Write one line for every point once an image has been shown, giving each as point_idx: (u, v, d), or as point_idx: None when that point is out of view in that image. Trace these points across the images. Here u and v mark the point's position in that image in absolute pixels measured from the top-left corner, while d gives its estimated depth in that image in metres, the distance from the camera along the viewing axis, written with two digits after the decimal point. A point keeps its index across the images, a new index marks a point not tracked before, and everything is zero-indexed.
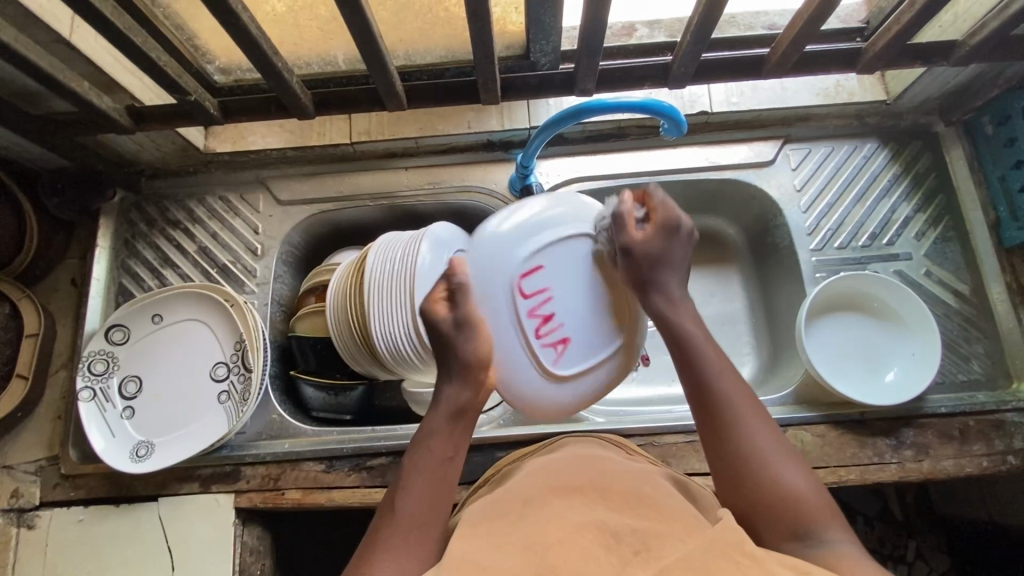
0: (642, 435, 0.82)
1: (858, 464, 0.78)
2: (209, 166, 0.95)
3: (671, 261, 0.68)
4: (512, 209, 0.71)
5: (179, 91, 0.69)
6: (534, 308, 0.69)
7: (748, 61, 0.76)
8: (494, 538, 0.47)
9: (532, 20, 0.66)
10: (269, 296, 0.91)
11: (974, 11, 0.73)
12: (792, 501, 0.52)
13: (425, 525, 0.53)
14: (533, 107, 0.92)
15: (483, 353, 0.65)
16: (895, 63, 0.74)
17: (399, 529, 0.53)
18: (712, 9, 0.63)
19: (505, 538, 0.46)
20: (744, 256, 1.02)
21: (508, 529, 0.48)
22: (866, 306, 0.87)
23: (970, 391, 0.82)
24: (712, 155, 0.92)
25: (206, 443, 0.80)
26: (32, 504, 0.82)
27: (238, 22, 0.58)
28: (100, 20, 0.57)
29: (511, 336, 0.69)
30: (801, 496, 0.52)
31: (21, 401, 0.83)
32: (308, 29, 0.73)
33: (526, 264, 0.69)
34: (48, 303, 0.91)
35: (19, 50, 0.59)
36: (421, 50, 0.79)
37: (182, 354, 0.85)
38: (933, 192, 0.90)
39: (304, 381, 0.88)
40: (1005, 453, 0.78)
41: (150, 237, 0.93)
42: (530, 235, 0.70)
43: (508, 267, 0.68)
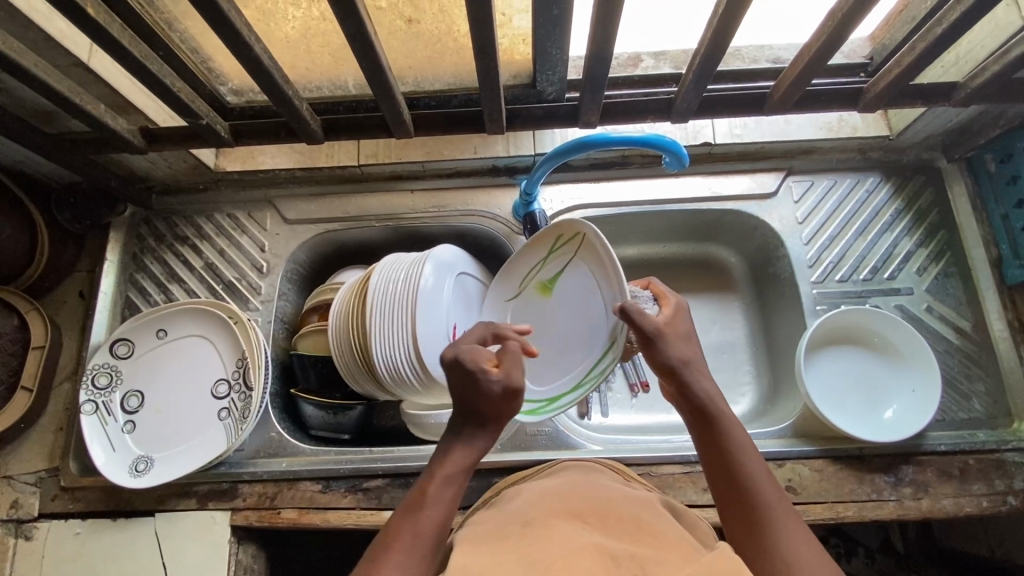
0: (640, 464, 0.82)
1: (856, 500, 0.78)
2: (218, 183, 0.97)
3: (681, 336, 0.64)
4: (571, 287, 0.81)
5: (192, 115, 0.70)
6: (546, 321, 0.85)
7: (750, 97, 0.77)
8: (495, 558, 0.47)
9: (538, 53, 0.67)
10: (273, 313, 0.92)
11: (976, 53, 0.74)
12: (795, 563, 0.48)
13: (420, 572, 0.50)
14: (538, 135, 0.93)
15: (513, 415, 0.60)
16: (896, 103, 0.74)
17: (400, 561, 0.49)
18: (714, 49, 0.64)
19: (505, 557, 0.46)
20: (745, 285, 1.03)
21: (509, 550, 0.48)
22: (866, 340, 0.87)
23: (970, 429, 0.82)
24: (715, 185, 0.93)
25: (205, 460, 0.80)
26: (31, 515, 0.82)
27: (250, 53, 0.59)
28: (118, 48, 0.58)
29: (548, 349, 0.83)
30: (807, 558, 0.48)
31: (23, 413, 0.83)
32: (320, 55, 0.75)
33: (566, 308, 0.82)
34: (55, 315, 0.92)
35: (39, 74, 0.60)
36: (430, 77, 0.81)
37: (184, 370, 0.86)
38: (935, 227, 0.91)
39: (305, 400, 0.88)
40: (1005, 494, 0.77)
41: (158, 252, 0.94)
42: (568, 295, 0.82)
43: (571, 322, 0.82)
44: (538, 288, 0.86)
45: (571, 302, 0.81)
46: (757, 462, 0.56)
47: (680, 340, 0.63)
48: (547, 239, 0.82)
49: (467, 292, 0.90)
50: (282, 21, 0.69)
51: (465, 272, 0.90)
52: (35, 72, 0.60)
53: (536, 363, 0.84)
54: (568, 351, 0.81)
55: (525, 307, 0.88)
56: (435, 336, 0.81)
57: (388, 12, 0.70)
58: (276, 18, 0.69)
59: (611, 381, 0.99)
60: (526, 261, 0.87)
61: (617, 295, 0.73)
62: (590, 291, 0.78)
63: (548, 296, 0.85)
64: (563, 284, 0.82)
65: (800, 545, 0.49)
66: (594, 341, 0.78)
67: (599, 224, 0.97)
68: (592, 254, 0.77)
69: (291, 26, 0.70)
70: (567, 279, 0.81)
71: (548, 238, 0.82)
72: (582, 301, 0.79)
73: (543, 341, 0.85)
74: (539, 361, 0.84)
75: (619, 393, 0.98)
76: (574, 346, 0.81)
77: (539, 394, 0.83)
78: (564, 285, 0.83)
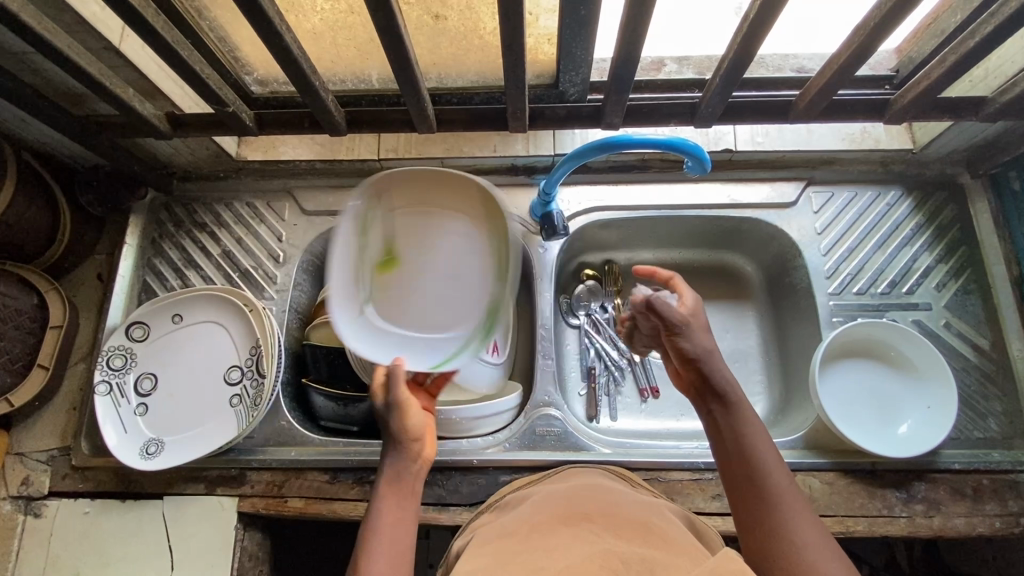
0: (648, 469, 0.82)
1: (866, 515, 0.77)
2: (239, 172, 0.97)
3: (703, 328, 0.66)
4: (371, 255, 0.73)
5: (219, 102, 0.71)
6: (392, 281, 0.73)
7: (774, 105, 0.77)
8: (503, 563, 0.46)
9: (563, 52, 0.67)
10: (287, 302, 0.93)
11: (1005, 69, 0.73)
12: (801, 550, 0.49)
13: None
14: (559, 135, 0.93)
15: (421, 427, 0.66)
16: (923, 116, 0.74)
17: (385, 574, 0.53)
18: (743, 55, 0.64)
19: (513, 562, 0.46)
20: (761, 295, 1.02)
21: (515, 554, 0.48)
22: (882, 355, 0.86)
23: (986, 448, 0.81)
24: (734, 192, 0.93)
25: (215, 446, 0.81)
26: (41, 493, 0.83)
27: (282, 43, 0.60)
28: (151, 33, 0.59)
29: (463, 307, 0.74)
30: (813, 547, 0.49)
31: (39, 391, 0.84)
32: (345, 48, 0.76)
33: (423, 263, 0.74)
34: (74, 296, 0.93)
35: (72, 56, 0.61)
36: (454, 74, 0.81)
37: (198, 356, 0.86)
38: (956, 243, 0.90)
39: (314, 390, 0.88)
40: (1019, 515, 0.76)
41: (176, 238, 0.95)
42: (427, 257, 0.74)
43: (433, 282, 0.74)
44: (359, 247, 0.73)
45: (430, 244, 0.75)
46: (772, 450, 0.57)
47: (701, 333, 0.65)
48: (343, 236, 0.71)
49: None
50: (311, 12, 0.70)
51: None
52: (68, 54, 0.61)
53: (436, 318, 0.74)
54: (468, 288, 0.74)
55: (378, 310, 0.73)
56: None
57: (416, 8, 0.71)
58: (306, 8, 0.69)
59: (622, 385, 0.98)
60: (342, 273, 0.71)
61: (468, 248, 0.75)
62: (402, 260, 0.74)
63: (398, 257, 0.74)
64: (401, 235, 0.75)
65: (808, 533, 0.50)
66: (485, 263, 0.75)
67: (616, 227, 0.97)
68: (416, 192, 0.76)
69: (319, 17, 0.71)
70: (398, 233, 0.75)
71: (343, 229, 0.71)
72: (414, 272, 0.74)
73: (406, 296, 0.73)
74: (462, 308, 0.74)
75: (628, 397, 0.98)
76: (473, 284, 0.75)
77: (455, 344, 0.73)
78: (404, 241, 0.75)
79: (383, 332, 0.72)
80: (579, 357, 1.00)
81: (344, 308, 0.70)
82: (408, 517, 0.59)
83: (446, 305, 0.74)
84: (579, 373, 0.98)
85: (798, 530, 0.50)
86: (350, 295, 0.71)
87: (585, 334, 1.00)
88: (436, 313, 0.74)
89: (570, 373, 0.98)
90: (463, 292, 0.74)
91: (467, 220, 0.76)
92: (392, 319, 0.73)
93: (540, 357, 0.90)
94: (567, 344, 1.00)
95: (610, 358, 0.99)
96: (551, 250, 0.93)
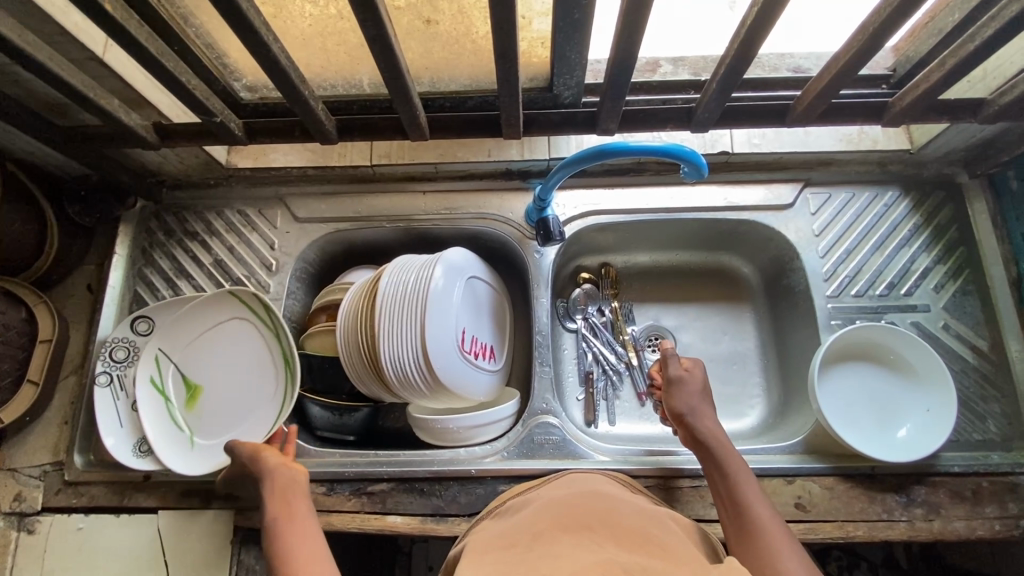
0: (648, 476, 0.81)
1: (866, 519, 0.77)
2: (229, 180, 0.96)
3: (692, 386, 0.76)
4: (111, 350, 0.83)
5: (207, 113, 0.70)
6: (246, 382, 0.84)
7: (772, 108, 0.76)
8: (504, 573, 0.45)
9: (558, 56, 0.66)
10: (281, 312, 0.91)
11: (1004, 69, 0.72)
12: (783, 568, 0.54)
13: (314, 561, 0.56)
14: (553, 140, 0.92)
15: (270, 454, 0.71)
16: (921, 118, 0.73)
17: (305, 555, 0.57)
18: (740, 60, 0.63)
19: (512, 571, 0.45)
20: (759, 296, 1.01)
21: (517, 563, 0.47)
22: (881, 357, 0.85)
23: (984, 450, 0.80)
24: (730, 195, 0.92)
25: (208, 462, 0.80)
26: (33, 509, 0.82)
27: (269, 55, 0.59)
28: (135, 45, 0.57)
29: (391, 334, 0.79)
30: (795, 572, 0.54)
31: (30, 406, 0.83)
32: (336, 53, 0.74)
33: (222, 341, 0.86)
34: (63, 308, 0.92)
35: (55, 70, 0.60)
36: (446, 78, 0.80)
37: (211, 355, 0.85)
38: (955, 243, 0.89)
39: (310, 400, 0.86)
40: (1018, 517, 0.76)
41: (167, 247, 0.94)
42: (199, 340, 0.85)
43: (225, 345, 0.86)
44: (160, 398, 0.82)
45: (218, 358, 0.85)
46: (756, 492, 0.64)
47: (685, 393, 0.75)
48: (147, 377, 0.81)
49: (477, 294, 0.91)
50: (299, 19, 0.69)
51: (473, 276, 0.90)
52: (50, 67, 0.59)
53: (236, 421, 0.83)
54: (257, 385, 0.85)
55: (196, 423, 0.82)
56: (447, 339, 0.81)
57: (406, 12, 0.69)
58: (293, 14, 0.68)
59: (620, 389, 0.97)
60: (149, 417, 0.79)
61: (220, 317, 0.86)
62: (201, 350, 0.85)
63: (199, 384, 0.84)
64: (189, 365, 0.84)
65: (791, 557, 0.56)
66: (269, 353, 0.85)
67: (613, 231, 0.96)
68: (189, 314, 0.84)
69: (308, 24, 0.70)
70: (191, 362, 0.84)
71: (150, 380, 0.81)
72: (205, 361, 0.85)
73: (220, 411, 0.84)
74: (256, 408, 0.84)
75: (627, 401, 0.97)
76: (226, 358, 0.85)
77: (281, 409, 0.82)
78: (193, 368, 0.84)
79: (211, 448, 0.81)
80: (577, 361, 0.99)
81: (172, 449, 0.79)
82: (301, 512, 0.64)
83: (242, 404, 0.84)
84: (577, 377, 0.98)
85: (780, 556, 0.56)
86: (166, 428, 0.80)
87: (582, 338, 0.99)
88: (260, 420, 0.83)
89: (568, 378, 0.98)
90: (228, 366, 0.85)
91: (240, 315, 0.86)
92: (215, 435, 0.82)
93: (538, 364, 0.89)
94: (565, 349, 1.00)
95: (608, 362, 0.98)
96: (547, 254, 0.92)
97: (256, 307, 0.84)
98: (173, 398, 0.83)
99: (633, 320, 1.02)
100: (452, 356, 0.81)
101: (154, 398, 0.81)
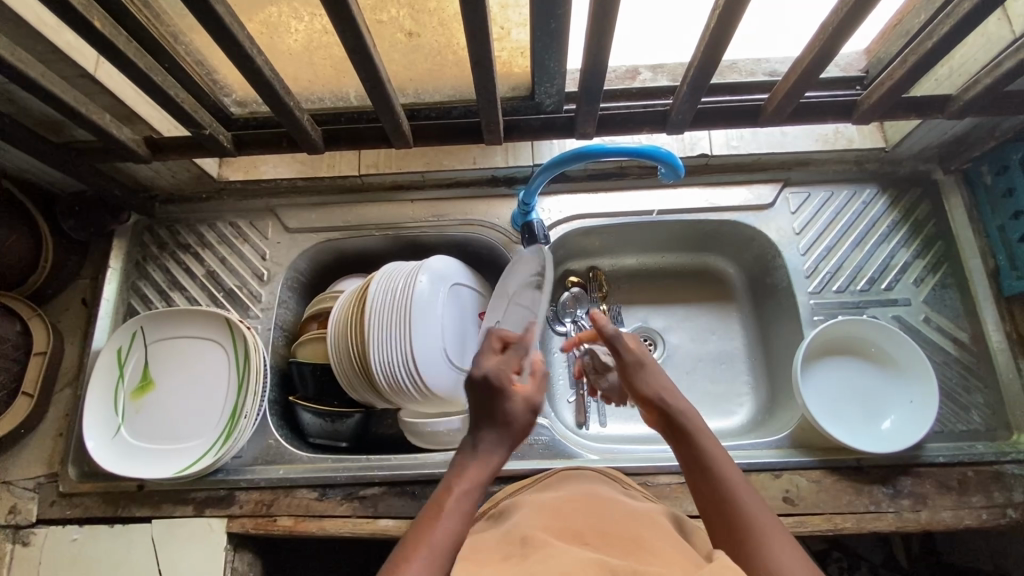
0: (637, 474, 0.82)
1: (854, 512, 0.77)
2: (221, 193, 0.98)
3: (651, 367, 0.68)
4: (110, 339, 0.86)
5: (195, 125, 0.72)
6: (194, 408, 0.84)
7: (745, 109, 0.78)
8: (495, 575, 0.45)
9: (537, 64, 0.68)
10: (273, 321, 0.93)
11: (968, 67, 0.75)
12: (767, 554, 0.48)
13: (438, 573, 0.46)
14: (536, 146, 0.95)
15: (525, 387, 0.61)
16: (890, 115, 0.75)
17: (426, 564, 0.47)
18: (709, 58, 0.64)
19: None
20: (744, 296, 1.03)
21: (507, 567, 0.46)
22: (864, 352, 0.86)
23: (969, 440, 0.82)
24: (713, 197, 0.94)
25: (137, 472, 0.80)
26: (28, 521, 0.83)
27: (255, 67, 0.61)
28: (124, 60, 0.60)
29: (380, 338, 0.80)
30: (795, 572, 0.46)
31: (24, 418, 0.84)
32: (323, 67, 0.77)
33: (195, 360, 0.86)
34: (58, 321, 0.93)
35: (46, 85, 0.62)
36: (430, 89, 0.82)
37: (178, 366, 0.86)
38: (933, 238, 0.91)
39: (301, 407, 0.88)
40: (1005, 506, 0.76)
41: (160, 260, 0.96)
42: (177, 349, 0.87)
43: (195, 366, 0.86)
44: (115, 377, 0.85)
45: (182, 371, 0.86)
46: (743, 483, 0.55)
47: (651, 372, 0.67)
48: (109, 357, 0.85)
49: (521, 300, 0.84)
50: (286, 33, 0.71)
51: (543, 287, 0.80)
52: (43, 83, 0.61)
53: (166, 436, 0.83)
54: (196, 415, 0.84)
55: (134, 416, 0.84)
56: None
57: (389, 25, 0.72)
58: (279, 30, 0.71)
59: None
60: (97, 390, 0.83)
61: (200, 336, 0.87)
62: (172, 355, 0.86)
63: (153, 384, 0.85)
64: (153, 360, 0.86)
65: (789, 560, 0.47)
66: (226, 390, 0.84)
67: (599, 234, 0.98)
68: (175, 321, 0.87)
69: (294, 38, 0.72)
70: (157, 361, 0.86)
71: (110, 361, 0.85)
72: (169, 367, 0.86)
73: (153, 418, 0.84)
74: (187, 436, 0.83)
75: (617, 402, 0.98)
76: (189, 375, 0.86)
77: (206, 456, 0.80)
78: (158, 365, 0.86)
79: (137, 448, 0.82)
80: (567, 364, 1.00)
81: (99, 431, 0.82)
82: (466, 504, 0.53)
83: (175, 426, 0.84)
84: (567, 380, 0.99)
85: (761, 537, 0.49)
86: (108, 408, 0.84)
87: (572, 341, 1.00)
88: (182, 455, 0.82)
89: (558, 381, 0.99)
90: (186, 382, 0.86)
91: (215, 342, 0.87)
92: (138, 435, 0.83)
93: None
94: (555, 352, 1.01)
95: None
96: None
97: (240, 349, 0.85)
98: (128, 387, 0.85)
99: (622, 322, 1.03)
100: (443, 364, 0.83)
101: (106, 380, 0.84)
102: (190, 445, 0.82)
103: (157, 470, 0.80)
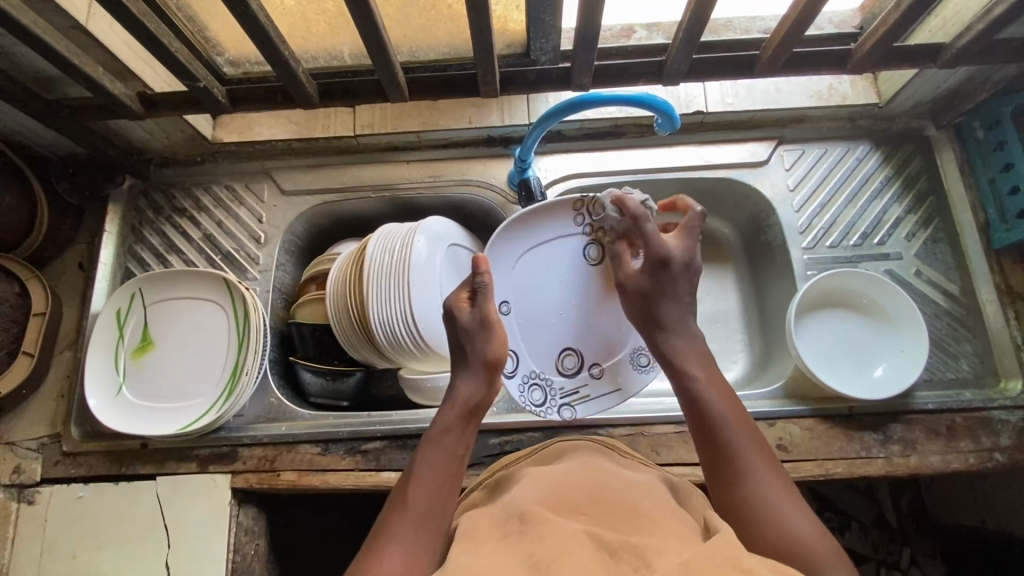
0: (634, 425, 0.83)
1: (845, 457, 0.79)
2: (216, 156, 0.98)
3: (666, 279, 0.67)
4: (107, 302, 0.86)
5: (190, 78, 0.71)
6: (195, 368, 0.85)
7: (740, 61, 0.78)
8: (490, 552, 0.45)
9: (532, 18, 0.68)
10: (271, 283, 0.93)
11: (962, 15, 0.75)
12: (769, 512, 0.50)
13: (432, 519, 0.52)
14: (532, 102, 0.94)
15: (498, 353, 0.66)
16: (883, 65, 0.75)
17: (410, 521, 0.51)
18: (700, 13, 0.65)
19: (496, 554, 0.44)
20: (738, 254, 1.04)
21: (501, 541, 0.46)
22: (857, 305, 0.88)
23: (958, 388, 0.83)
24: (708, 154, 0.94)
25: (141, 430, 0.81)
26: (33, 480, 0.83)
27: (249, 12, 0.60)
28: (115, 6, 0.59)
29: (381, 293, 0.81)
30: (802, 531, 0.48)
31: (25, 378, 0.84)
32: (316, 22, 0.76)
33: (195, 322, 0.87)
34: (56, 285, 0.93)
35: (37, 33, 0.61)
36: (425, 47, 0.82)
37: (178, 327, 0.87)
38: (924, 194, 0.92)
39: (301, 366, 0.88)
40: (992, 450, 0.79)
41: (157, 224, 0.95)
42: (176, 310, 0.87)
43: (195, 327, 0.87)
44: (113, 339, 0.85)
45: (181, 331, 0.86)
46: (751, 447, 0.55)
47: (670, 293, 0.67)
48: (109, 319, 0.85)
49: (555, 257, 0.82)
50: None
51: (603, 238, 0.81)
52: (33, 30, 0.61)
53: (167, 396, 0.84)
54: (196, 376, 0.84)
55: (133, 372, 0.85)
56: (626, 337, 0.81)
57: None
58: None
59: None
60: (98, 349, 0.84)
61: (199, 297, 0.87)
62: (171, 316, 0.87)
63: (153, 343, 0.86)
64: (152, 321, 0.87)
65: (799, 534, 0.48)
66: (227, 350, 0.85)
67: None
68: (174, 282, 0.87)
69: None
70: (156, 321, 0.87)
71: (110, 323, 0.85)
72: (169, 327, 0.86)
73: (154, 378, 0.84)
74: (188, 396, 0.84)
75: None
76: (189, 336, 0.86)
77: (208, 415, 0.81)
78: (157, 326, 0.87)
79: (140, 408, 0.83)
80: None
81: (99, 389, 0.82)
82: (457, 451, 0.58)
83: (176, 386, 0.84)
84: None
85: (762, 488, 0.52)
86: (108, 368, 0.84)
87: None
88: (184, 414, 0.82)
89: None
90: (185, 343, 0.86)
91: (214, 304, 0.87)
92: (140, 394, 0.84)
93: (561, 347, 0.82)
94: None
95: None
96: None
97: (240, 309, 0.85)
98: (128, 348, 0.86)
99: None
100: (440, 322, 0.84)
101: (105, 342, 0.85)
102: (191, 403, 0.83)
103: (159, 428, 0.81)
